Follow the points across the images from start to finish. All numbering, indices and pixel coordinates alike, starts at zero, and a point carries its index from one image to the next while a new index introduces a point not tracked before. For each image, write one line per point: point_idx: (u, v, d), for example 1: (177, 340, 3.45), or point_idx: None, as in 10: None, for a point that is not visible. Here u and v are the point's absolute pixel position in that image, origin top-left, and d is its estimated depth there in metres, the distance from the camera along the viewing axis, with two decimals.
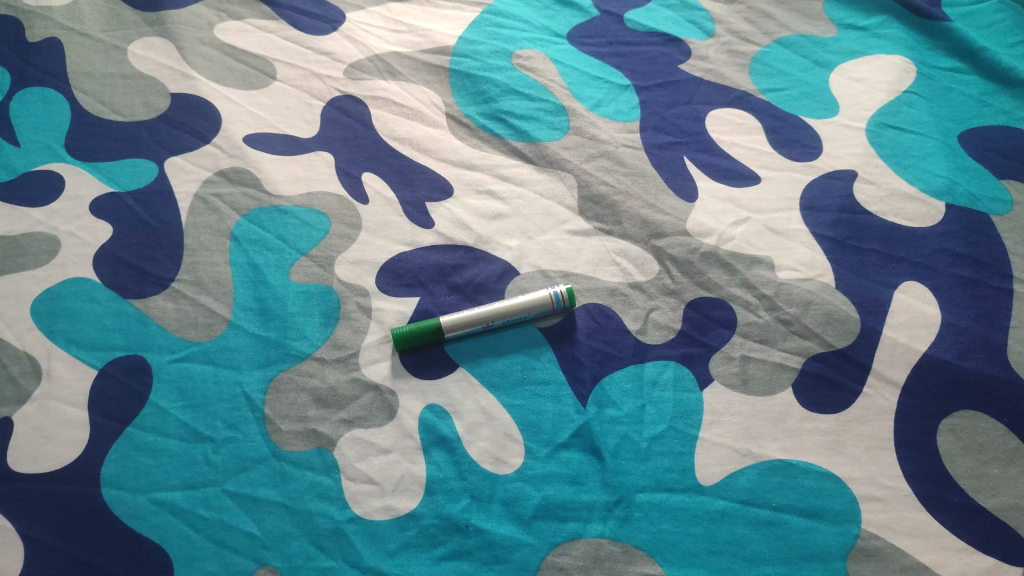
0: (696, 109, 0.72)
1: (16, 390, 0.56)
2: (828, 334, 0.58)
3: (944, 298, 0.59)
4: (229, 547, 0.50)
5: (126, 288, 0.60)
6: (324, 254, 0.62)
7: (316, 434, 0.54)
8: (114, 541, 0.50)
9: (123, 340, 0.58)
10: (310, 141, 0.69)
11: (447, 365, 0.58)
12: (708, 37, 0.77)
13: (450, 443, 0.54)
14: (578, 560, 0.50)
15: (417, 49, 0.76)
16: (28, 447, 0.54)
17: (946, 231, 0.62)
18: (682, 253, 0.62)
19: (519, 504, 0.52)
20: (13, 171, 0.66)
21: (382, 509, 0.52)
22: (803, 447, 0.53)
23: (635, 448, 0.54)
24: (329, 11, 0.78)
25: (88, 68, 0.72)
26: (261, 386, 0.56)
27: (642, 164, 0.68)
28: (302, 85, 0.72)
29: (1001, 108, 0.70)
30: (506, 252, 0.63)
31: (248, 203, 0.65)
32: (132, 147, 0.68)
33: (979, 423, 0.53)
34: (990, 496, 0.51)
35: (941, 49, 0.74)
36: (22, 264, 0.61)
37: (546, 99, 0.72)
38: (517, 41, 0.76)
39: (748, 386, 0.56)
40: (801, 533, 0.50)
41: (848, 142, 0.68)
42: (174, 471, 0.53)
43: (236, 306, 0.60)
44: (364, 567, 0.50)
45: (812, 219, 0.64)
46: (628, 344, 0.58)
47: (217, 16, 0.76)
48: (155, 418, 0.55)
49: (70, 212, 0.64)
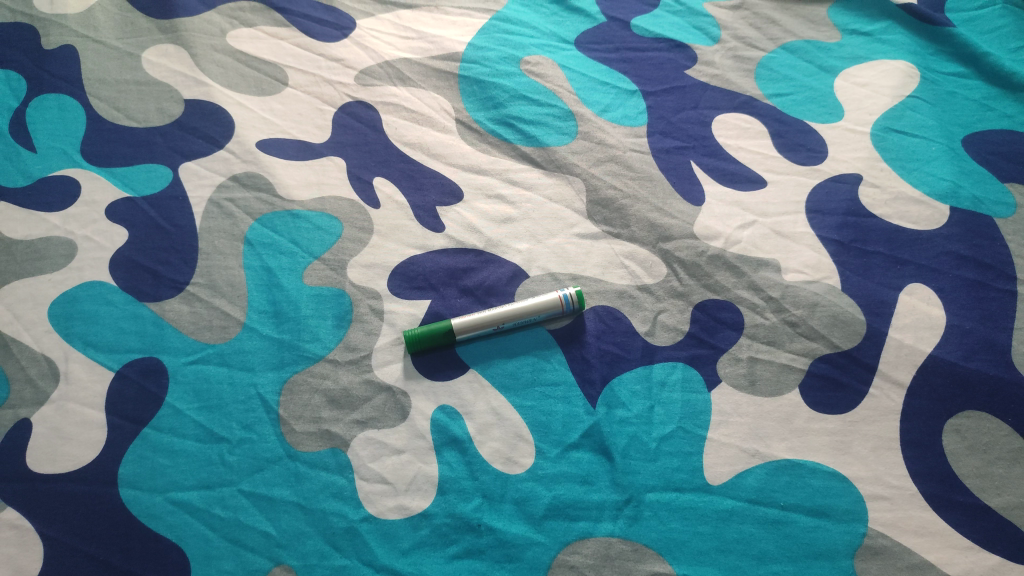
0: (702, 114, 0.73)
1: (35, 391, 0.57)
2: (834, 336, 0.59)
3: (949, 300, 0.60)
4: (245, 546, 0.51)
5: (142, 291, 0.61)
6: (337, 258, 0.63)
7: (329, 434, 0.55)
8: (132, 540, 0.51)
9: (139, 342, 0.59)
10: (322, 147, 0.70)
11: (458, 367, 0.59)
12: (714, 42, 0.78)
13: (462, 444, 0.55)
14: (589, 559, 0.50)
15: (427, 56, 0.77)
16: (47, 448, 0.55)
17: (950, 234, 0.63)
18: (689, 256, 0.63)
19: (529, 503, 0.52)
20: (30, 176, 0.67)
21: (396, 508, 0.52)
22: (810, 447, 0.54)
23: (644, 448, 0.54)
24: (340, 18, 0.79)
25: (103, 74, 0.73)
26: (275, 388, 0.57)
27: (650, 169, 0.69)
28: (314, 91, 0.74)
29: (1005, 112, 0.70)
30: (515, 255, 0.64)
31: (261, 207, 0.66)
32: (146, 152, 0.69)
33: (984, 423, 0.54)
34: (994, 495, 0.51)
35: (944, 54, 0.75)
36: (40, 268, 0.62)
37: (555, 104, 0.73)
38: (525, 48, 0.77)
39: (755, 387, 0.57)
40: (808, 532, 0.51)
41: (853, 146, 0.69)
42: (190, 471, 0.54)
43: (250, 309, 0.61)
44: (378, 566, 0.50)
45: (817, 222, 0.65)
46: (637, 346, 0.59)
47: (230, 23, 0.78)
48: (171, 419, 0.56)
49: (86, 216, 0.65)
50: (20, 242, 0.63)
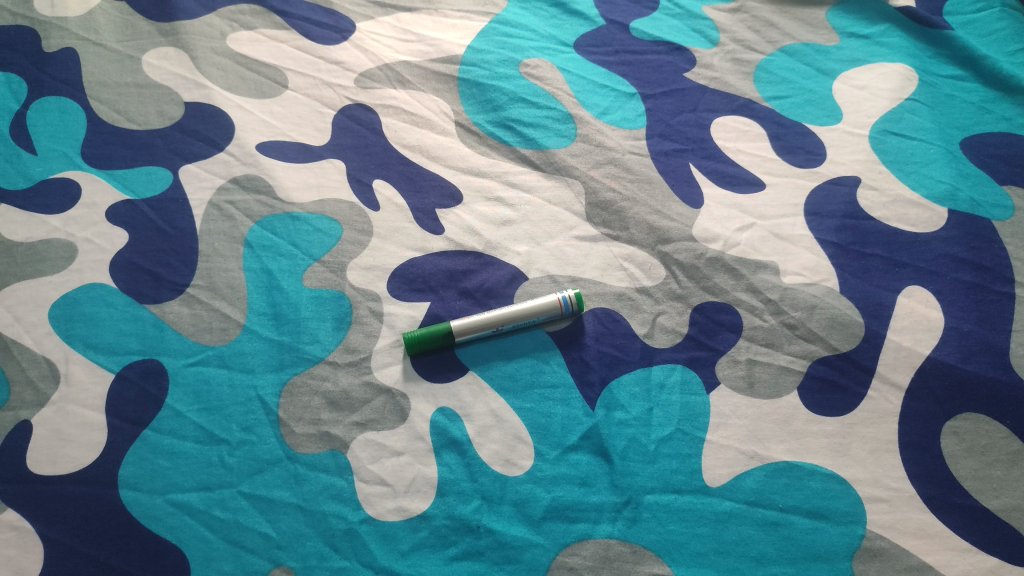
0: (700, 117, 0.73)
1: (35, 393, 0.57)
2: (833, 338, 0.59)
3: (947, 302, 0.60)
4: (244, 547, 0.51)
5: (142, 293, 0.62)
6: (336, 260, 0.63)
7: (328, 436, 0.55)
8: (132, 541, 0.51)
9: (139, 344, 0.59)
10: (322, 149, 0.70)
11: (458, 369, 0.59)
12: (712, 45, 0.78)
13: (461, 446, 0.55)
14: (588, 561, 0.50)
15: (426, 58, 0.77)
16: (47, 450, 0.55)
17: (948, 236, 0.63)
18: (688, 258, 0.63)
19: (529, 505, 0.52)
20: (30, 178, 0.67)
21: (395, 510, 0.52)
22: (809, 449, 0.54)
23: (643, 450, 0.54)
24: (340, 21, 0.79)
25: (103, 77, 0.74)
26: (274, 390, 0.57)
27: (649, 171, 0.69)
28: (314, 94, 0.74)
29: (1003, 114, 0.71)
30: (515, 258, 0.64)
31: (260, 210, 0.66)
32: (146, 155, 0.69)
33: (982, 425, 0.54)
34: (992, 497, 0.52)
35: (942, 57, 0.75)
36: (40, 270, 0.62)
37: (554, 107, 0.73)
38: (524, 50, 0.77)
39: (754, 389, 0.57)
40: (807, 534, 0.51)
41: (852, 149, 0.69)
42: (190, 473, 0.54)
43: (250, 311, 0.61)
44: (377, 567, 0.51)
45: (816, 224, 0.65)
46: (636, 348, 0.59)
47: (230, 26, 0.78)
48: (171, 421, 0.56)
49: (86, 219, 0.65)
50: (20, 244, 0.64)
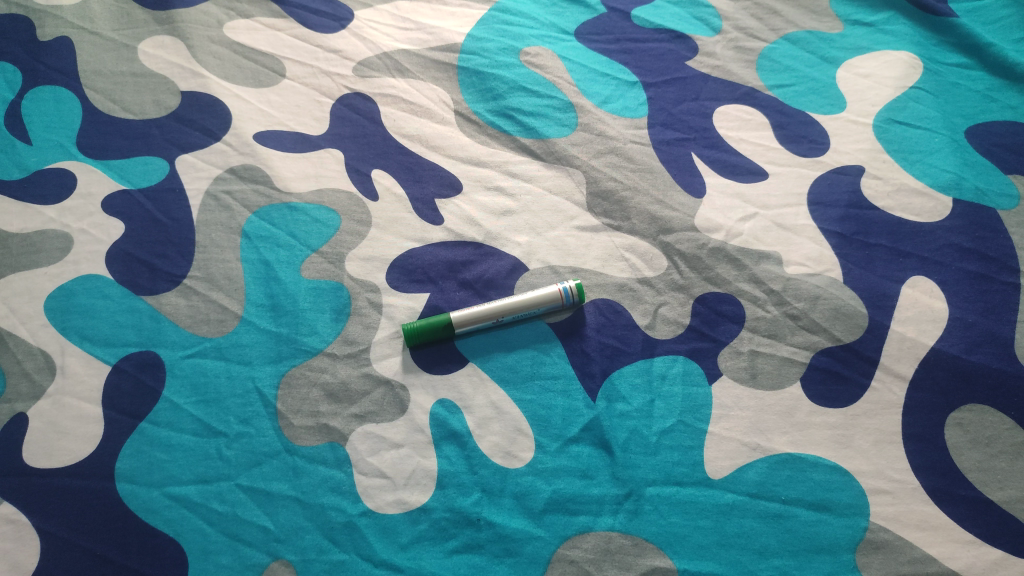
0: (703, 106, 0.72)
1: (31, 385, 0.56)
2: (836, 328, 0.58)
3: (951, 293, 0.59)
4: (243, 540, 0.51)
5: (138, 284, 0.61)
6: (335, 251, 0.63)
7: (327, 428, 0.55)
8: (129, 535, 0.51)
9: (136, 336, 0.58)
10: (319, 139, 0.69)
11: (458, 360, 0.58)
12: (715, 33, 0.77)
13: (461, 438, 0.54)
14: (589, 553, 0.50)
15: (425, 47, 0.76)
16: (43, 443, 0.54)
17: (953, 226, 0.62)
18: (690, 248, 0.63)
19: (529, 498, 0.52)
20: (25, 169, 0.66)
21: (394, 503, 0.52)
22: (811, 440, 0.54)
23: (644, 442, 0.54)
24: (338, 9, 0.78)
25: (99, 66, 0.73)
26: (273, 382, 0.56)
27: (651, 161, 0.68)
28: (311, 83, 0.73)
29: (1008, 103, 0.70)
30: (515, 248, 0.64)
31: (258, 200, 0.65)
32: (142, 145, 0.68)
33: (986, 417, 0.54)
34: (997, 489, 0.51)
35: (947, 45, 0.74)
36: (36, 261, 0.62)
37: (555, 96, 0.72)
38: (525, 38, 0.76)
39: (756, 380, 0.56)
40: (810, 526, 0.50)
41: (855, 138, 0.69)
42: (188, 466, 0.53)
43: (248, 302, 0.60)
44: (376, 560, 0.50)
45: (820, 214, 0.64)
46: (637, 340, 0.59)
47: (226, 14, 0.77)
48: (169, 413, 0.55)
49: (82, 210, 0.64)
50: (15, 235, 0.63)
